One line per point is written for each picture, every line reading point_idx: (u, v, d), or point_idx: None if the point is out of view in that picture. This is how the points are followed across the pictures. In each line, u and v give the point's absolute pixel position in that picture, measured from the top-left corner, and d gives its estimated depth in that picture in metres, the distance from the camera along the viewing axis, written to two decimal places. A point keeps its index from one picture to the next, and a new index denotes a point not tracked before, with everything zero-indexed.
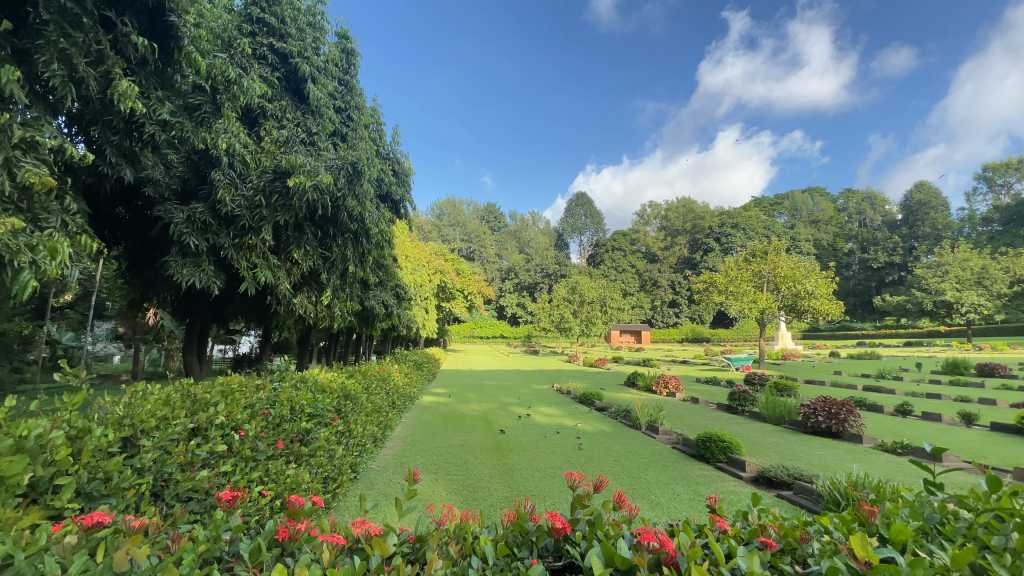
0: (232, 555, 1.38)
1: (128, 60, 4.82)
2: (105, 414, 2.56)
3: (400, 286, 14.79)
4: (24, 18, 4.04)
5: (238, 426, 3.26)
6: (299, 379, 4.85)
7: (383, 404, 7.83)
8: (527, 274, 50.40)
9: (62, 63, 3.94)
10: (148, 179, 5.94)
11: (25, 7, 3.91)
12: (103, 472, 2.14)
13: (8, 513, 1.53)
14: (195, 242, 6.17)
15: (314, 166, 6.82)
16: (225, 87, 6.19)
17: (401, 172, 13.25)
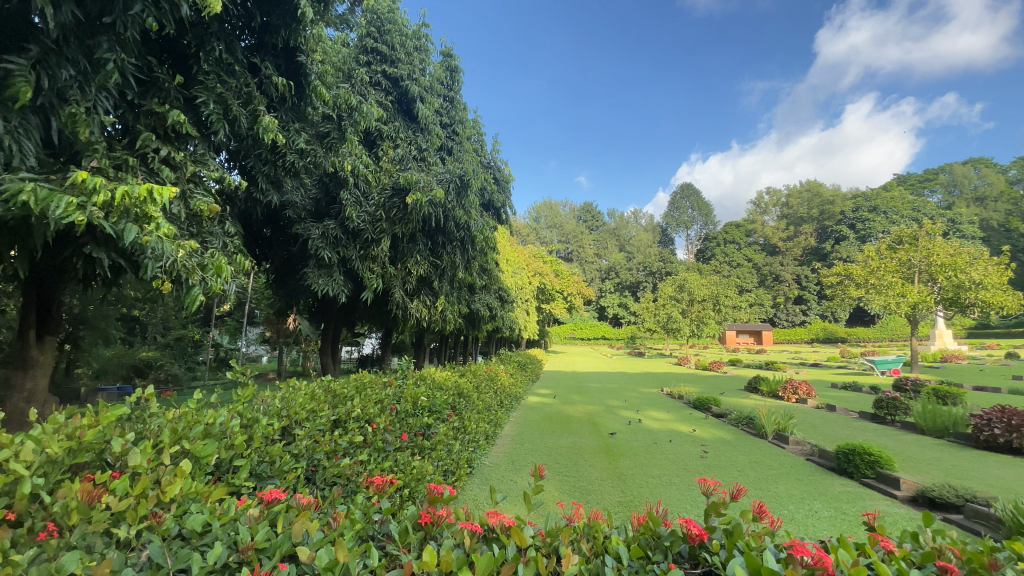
0: (382, 534, 1.51)
1: (271, 99, 5.61)
2: (268, 406, 2.98)
3: (503, 289, 15.21)
4: (188, 71, 4.82)
5: (371, 419, 3.60)
6: (419, 377, 5.22)
7: (493, 403, 8.10)
8: (629, 273, 48.92)
9: (217, 103, 4.64)
10: (289, 202, 6.77)
11: (190, 60, 4.65)
12: (268, 457, 2.48)
13: (204, 489, 1.82)
14: (328, 255, 6.89)
15: (426, 182, 7.34)
16: (348, 114, 6.89)
17: (502, 179, 13.68)
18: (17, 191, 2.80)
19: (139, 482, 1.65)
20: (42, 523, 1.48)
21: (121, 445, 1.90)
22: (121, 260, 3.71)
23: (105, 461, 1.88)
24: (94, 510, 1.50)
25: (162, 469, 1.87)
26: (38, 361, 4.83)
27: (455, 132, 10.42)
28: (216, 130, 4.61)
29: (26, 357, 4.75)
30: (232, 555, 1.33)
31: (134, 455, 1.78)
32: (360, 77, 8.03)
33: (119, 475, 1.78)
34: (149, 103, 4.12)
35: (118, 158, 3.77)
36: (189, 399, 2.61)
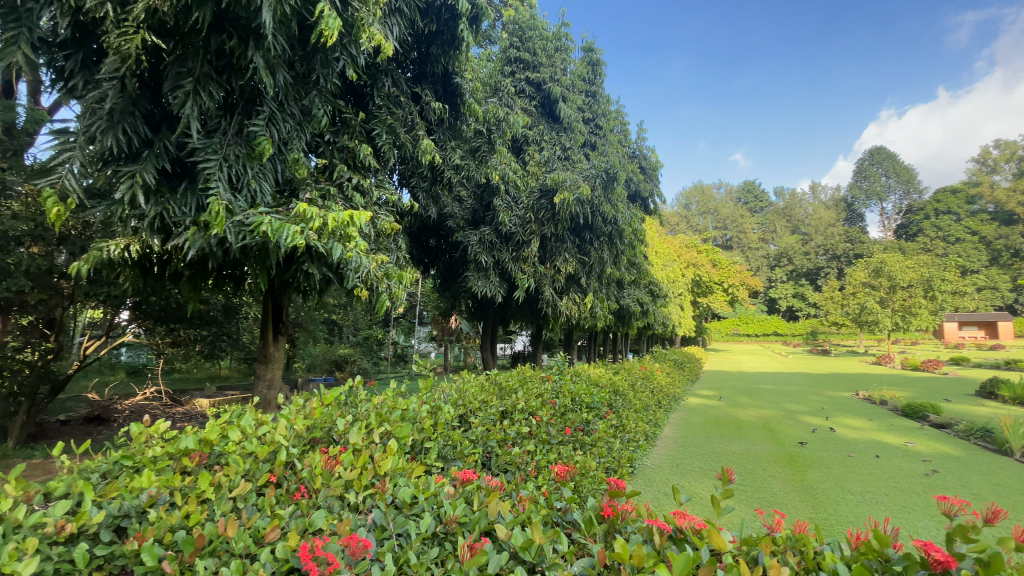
0: (567, 522, 1.57)
1: (429, 122, 6.26)
2: (446, 395, 3.30)
3: (654, 283, 14.61)
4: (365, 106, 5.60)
5: (534, 412, 3.75)
6: (575, 373, 5.29)
7: (651, 402, 7.83)
8: (802, 259, 42.95)
9: (389, 133, 5.36)
10: (449, 213, 7.37)
11: (365, 96, 5.41)
12: (452, 442, 2.74)
13: (407, 464, 2.09)
14: (485, 259, 7.37)
15: (573, 180, 7.45)
16: (497, 126, 7.33)
17: (648, 168, 13.16)
18: (259, 223, 3.54)
19: (361, 456, 1.97)
20: (296, 485, 1.85)
21: (343, 426, 2.28)
22: (330, 272, 4.47)
23: (331, 438, 2.27)
24: (334, 476, 1.83)
25: (374, 446, 2.20)
26: (273, 357, 6.05)
27: (598, 127, 10.36)
28: (389, 155, 5.32)
29: (266, 353, 6.00)
30: (438, 525, 1.51)
31: (354, 434, 2.12)
32: (506, 89, 8.45)
33: (344, 449, 2.14)
34: (341, 139, 4.90)
35: (324, 189, 4.54)
36: (385, 388, 3.03)
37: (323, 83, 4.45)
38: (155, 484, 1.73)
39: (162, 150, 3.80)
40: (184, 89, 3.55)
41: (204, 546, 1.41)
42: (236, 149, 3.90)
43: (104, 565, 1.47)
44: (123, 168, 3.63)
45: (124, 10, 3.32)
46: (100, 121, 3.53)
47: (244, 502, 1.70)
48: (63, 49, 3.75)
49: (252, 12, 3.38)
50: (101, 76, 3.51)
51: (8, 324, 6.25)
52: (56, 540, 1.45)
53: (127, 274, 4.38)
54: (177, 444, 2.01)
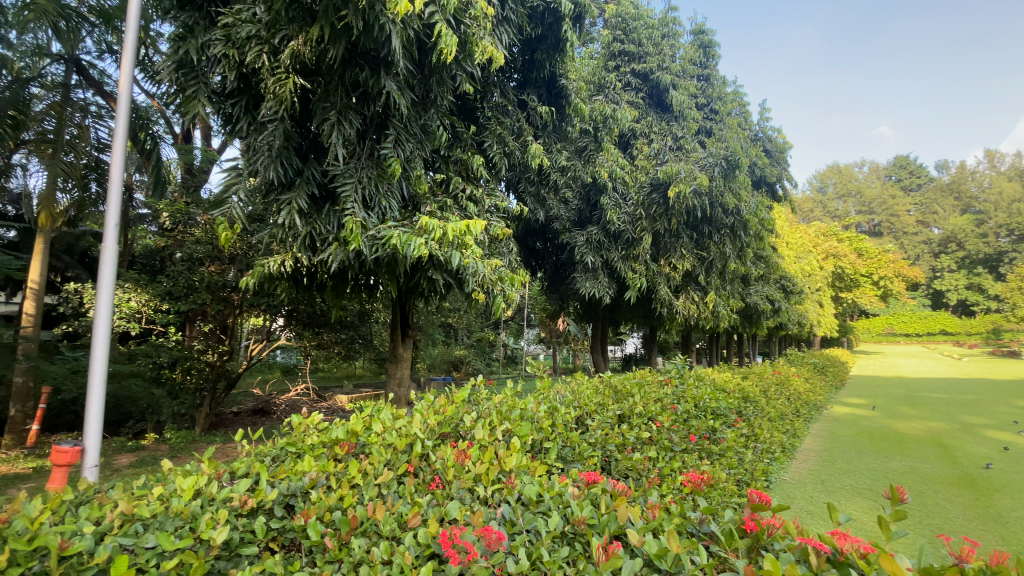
0: (702, 533, 1.48)
1: (536, 127, 6.38)
2: (562, 397, 3.30)
3: (784, 278, 13.22)
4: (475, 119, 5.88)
5: (654, 417, 3.58)
6: (697, 377, 4.97)
7: (786, 409, 7.09)
8: (977, 243, 35.88)
9: (498, 142, 5.57)
10: (555, 216, 7.41)
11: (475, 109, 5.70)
12: (571, 444, 2.72)
13: (531, 463, 2.11)
14: (593, 259, 7.27)
15: (688, 171, 7.05)
16: (603, 123, 7.25)
17: (773, 151, 11.98)
18: (390, 237, 3.89)
19: (487, 452, 2.05)
20: (430, 476, 1.98)
21: (469, 422, 2.40)
22: (449, 278, 4.74)
23: (459, 433, 2.40)
24: (464, 471, 1.93)
25: (498, 442, 2.28)
26: (401, 357, 6.58)
27: (712, 112, 9.72)
28: (499, 163, 5.52)
29: (395, 354, 6.56)
30: (567, 525, 1.52)
31: (479, 430, 2.22)
32: (611, 84, 8.30)
33: (471, 445, 2.24)
34: (455, 152, 5.20)
35: (441, 202, 4.84)
36: (504, 387, 3.11)
37: (440, 101, 4.77)
38: (314, 469, 1.97)
39: (309, 178, 4.36)
40: (327, 121, 4.05)
41: (357, 527, 1.58)
42: (369, 171, 4.33)
43: (278, 537, 1.71)
44: (280, 196, 4.22)
45: (277, 58, 3.87)
46: (260, 157, 4.14)
47: (387, 489, 1.87)
48: (231, 97, 4.46)
49: (380, 44, 3.74)
50: (262, 118, 4.13)
51: (194, 331, 7.50)
52: (240, 513, 1.72)
53: (284, 286, 5.07)
54: (329, 434, 2.27)
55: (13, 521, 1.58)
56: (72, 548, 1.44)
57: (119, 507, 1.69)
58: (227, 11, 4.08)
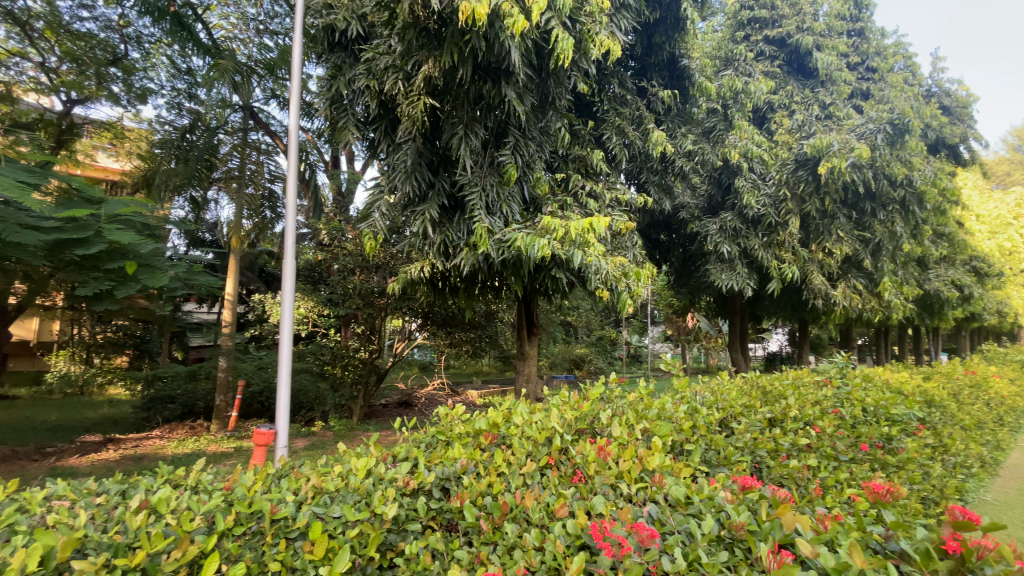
0: (888, 551, 1.31)
1: (658, 114, 6.15)
2: (704, 397, 3.11)
3: (975, 258, 10.95)
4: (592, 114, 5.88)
5: (813, 422, 3.20)
6: (863, 378, 4.35)
7: (985, 417, 5.86)
8: None
9: (619, 134, 5.46)
10: (682, 204, 7.02)
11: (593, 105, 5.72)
12: (715, 448, 2.54)
13: (674, 463, 2.02)
14: (729, 248, 6.72)
15: (842, 142, 6.22)
16: (733, 100, 6.84)
17: (953, 108, 10.02)
18: (515, 240, 4.03)
19: (628, 450, 2.01)
20: (572, 469, 2.02)
21: (606, 419, 2.39)
22: (573, 277, 4.75)
23: (596, 430, 2.39)
24: (607, 467, 1.92)
25: (638, 441, 2.23)
26: (529, 355, 6.77)
27: (868, 71, 8.44)
28: (621, 156, 5.41)
29: (524, 352, 6.77)
30: (723, 529, 1.44)
31: (618, 427, 2.19)
32: (740, 56, 7.65)
33: (610, 442, 2.22)
34: (575, 149, 5.23)
35: (562, 201, 4.88)
36: (639, 384, 3.04)
37: (558, 102, 4.84)
38: (463, 457, 2.12)
39: (441, 189, 4.71)
40: (455, 135, 4.34)
41: (508, 513, 1.68)
42: (492, 179, 4.54)
43: (437, 516, 1.88)
44: (416, 208, 4.62)
45: (410, 83, 4.24)
46: (398, 174, 4.59)
47: (531, 480, 1.95)
48: (373, 123, 4.99)
49: (500, 57, 3.92)
50: (399, 139, 4.57)
51: (350, 332, 8.53)
52: (404, 492, 1.92)
53: (422, 290, 5.54)
54: (473, 424, 2.43)
55: (236, 488, 1.94)
56: (280, 512, 1.73)
57: (311, 482, 1.99)
58: (368, 47, 4.59)
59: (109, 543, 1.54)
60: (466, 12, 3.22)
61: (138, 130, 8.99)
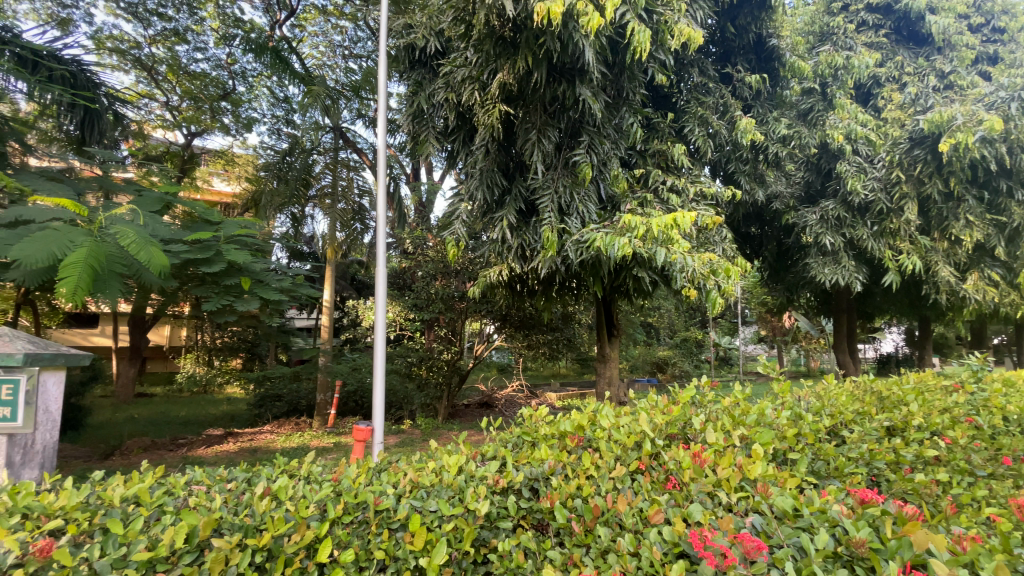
0: None
1: (745, 99, 5.83)
2: (808, 403, 2.87)
3: None
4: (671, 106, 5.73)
5: (943, 433, 2.83)
6: (1004, 383, 3.78)
7: None
8: None
9: (702, 125, 5.22)
10: (775, 194, 6.53)
11: (673, 97, 5.56)
12: (823, 458, 2.33)
13: (778, 472, 1.89)
14: (832, 240, 6.13)
15: (968, 113, 5.47)
16: (831, 77, 6.29)
17: None
18: (594, 241, 3.98)
19: (725, 457, 1.91)
20: (664, 475, 1.96)
21: (699, 423, 2.29)
22: (656, 276, 4.59)
23: (688, 436, 2.29)
24: (703, 474, 1.84)
25: (736, 448, 2.11)
26: (611, 357, 6.65)
27: (995, 32, 7.38)
28: (705, 148, 5.16)
29: (606, 353, 6.66)
30: (840, 546, 1.33)
31: (712, 433, 2.09)
32: (839, 29, 7.00)
33: (704, 449, 2.12)
34: (654, 144, 5.08)
35: (642, 198, 4.75)
36: (734, 388, 2.87)
37: (632, 97, 4.76)
38: (551, 458, 2.13)
39: (516, 194, 4.76)
40: (530, 139, 4.38)
41: (600, 516, 1.67)
42: (567, 180, 4.52)
43: (528, 516, 1.90)
44: (493, 213, 4.72)
45: (486, 92, 4.34)
46: (475, 181, 4.71)
47: (622, 484, 1.92)
48: (451, 134, 5.17)
49: (574, 57, 3.92)
50: (475, 147, 4.69)
51: (434, 335, 8.88)
52: (495, 490, 1.96)
53: (501, 292, 5.64)
54: (559, 426, 2.43)
55: (342, 479, 2.10)
56: (383, 503, 1.85)
57: (408, 477, 2.09)
58: (446, 62, 4.75)
59: (240, 524, 1.73)
60: (541, 14, 3.27)
61: (246, 156, 10.02)
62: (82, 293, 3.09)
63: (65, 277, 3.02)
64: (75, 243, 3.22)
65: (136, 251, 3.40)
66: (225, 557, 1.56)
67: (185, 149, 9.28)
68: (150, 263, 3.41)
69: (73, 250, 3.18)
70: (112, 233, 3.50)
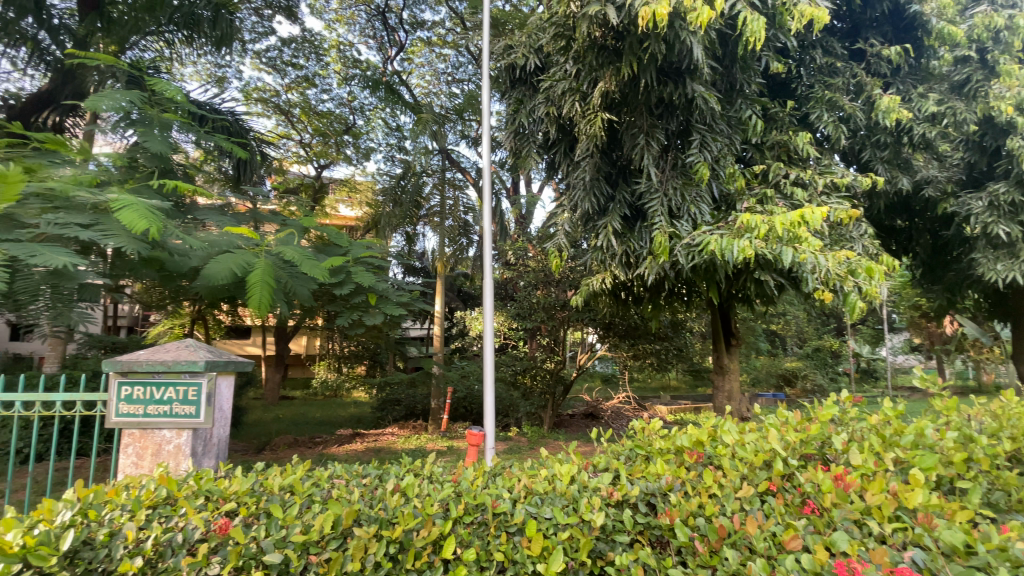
0: None
1: (883, 76, 5.25)
2: (981, 423, 2.43)
3: None
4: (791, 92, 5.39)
5: None
6: None
7: None
8: None
9: (830, 111, 4.72)
10: (926, 180, 5.66)
11: (793, 84, 5.19)
12: (1006, 489, 1.95)
13: (946, 503, 1.62)
14: (1007, 229, 5.14)
15: None
16: (995, 38, 5.35)
17: None
18: (707, 244, 3.77)
19: (874, 482, 1.69)
20: (800, 498, 1.79)
21: (841, 442, 2.05)
22: (780, 279, 4.21)
23: (827, 457, 2.06)
24: (847, 500, 1.65)
25: (888, 473, 1.85)
26: (728, 368, 6.22)
27: None
28: (834, 136, 4.65)
29: (722, 364, 6.25)
30: None
31: (857, 454, 1.86)
32: None
33: (846, 471, 1.89)
34: (771, 137, 4.70)
35: (760, 195, 4.43)
36: (881, 404, 2.52)
37: (747, 88, 4.52)
38: (668, 473, 2.04)
39: (621, 201, 4.68)
40: (639, 144, 4.30)
41: (726, 537, 1.58)
42: (676, 182, 4.34)
43: (646, 531, 1.85)
44: (598, 222, 4.67)
45: (587, 102, 4.35)
46: (579, 191, 4.71)
47: (749, 506, 1.79)
48: (552, 146, 5.25)
49: (681, 55, 3.79)
50: (578, 158, 4.70)
51: (536, 343, 8.98)
52: (609, 502, 1.93)
53: (607, 301, 5.56)
54: (675, 440, 2.32)
55: (461, 481, 2.22)
56: (500, 507, 1.91)
57: (521, 484, 2.13)
58: (545, 76, 4.84)
59: (375, 516, 1.89)
60: (646, 17, 3.20)
61: (366, 183, 11.07)
62: (265, 307, 3.93)
63: (252, 294, 3.81)
64: (250, 264, 3.96)
65: (298, 265, 4.18)
66: (364, 546, 1.73)
67: (316, 180, 10.51)
68: (311, 274, 4.20)
69: (250, 269, 3.94)
70: (273, 253, 4.19)
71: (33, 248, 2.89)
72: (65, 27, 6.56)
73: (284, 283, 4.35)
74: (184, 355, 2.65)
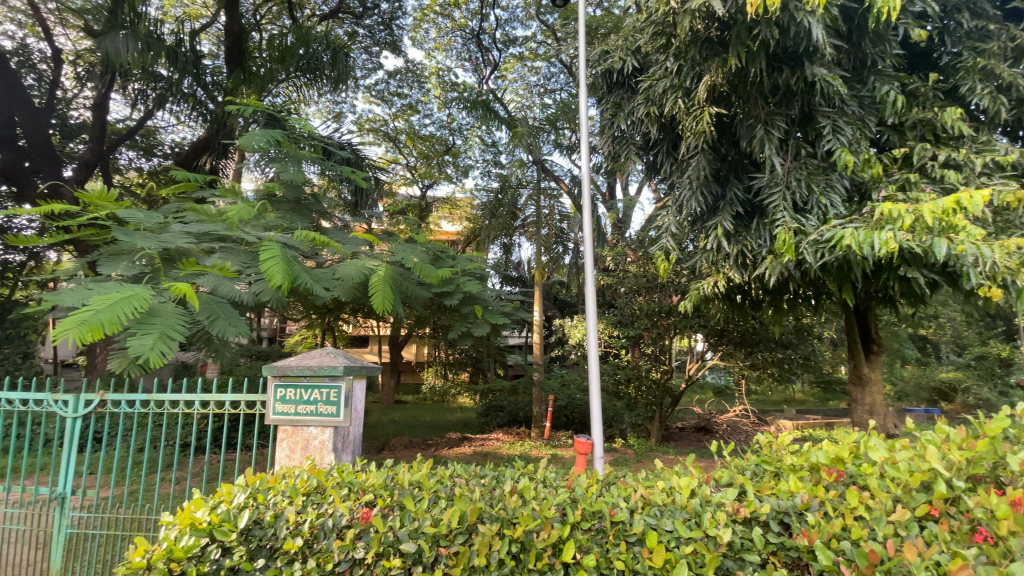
0: None
1: None
2: None
3: None
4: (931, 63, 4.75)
5: None
6: None
7: None
8: None
9: (986, 80, 4.05)
10: None
11: (933, 55, 4.58)
12: None
13: None
14: None
15: None
16: None
17: None
18: (840, 238, 3.40)
19: None
20: (969, 525, 1.56)
21: (1020, 463, 1.74)
22: (934, 275, 3.67)
23: (1003, 480, 1.76)
24: None
25: None
26: (870, 378, 5.49)
27: None
28: (994, 108, 3.97)
29: (861, 375, 5.55)
30: None
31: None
32: None
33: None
34: (909, 115, 4.16)
35: (901, 180, 3.93)
36: None
37: (880, 64, 4.09)
38: (803, 491, 1.87)
39: (733, 198, 4.40)
40: (755, 136, 4.02)
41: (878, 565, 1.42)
42: (798, 172, 4.00)
43: (779, 552, 1.72)
44: (708, 222, 4.43)
45: (692, 98, 4.18)
46: (686, 191, 4.51)
47: (906, 532, 1.59)
48: (653, 147, 5.10)
49: (800, 37, 3.52)
50: (684, 156, 4.51)
51: (640, 352, 8.62)
52: (736, 519, 1.82)
53: (719, 305, 5.24)
54: (809, 456, 2.13)
55: (575, 487, 2.24)
56: (618, 516, 1.89)
57: (637, 494, 2.09)
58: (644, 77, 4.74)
59: (496, 515, 1.98)
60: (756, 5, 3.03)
61: (466, 199, 11.62)
62: (388, 302, 4.26)
63: (376, 292, 4.21)
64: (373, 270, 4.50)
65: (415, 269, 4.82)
66: (488, 542, 1.84)
67: (421, 199, 11.25)
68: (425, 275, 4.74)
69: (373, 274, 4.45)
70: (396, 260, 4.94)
71: (211, 307, 3.33)
72: (216, 83, 7.70)
73: (400, 287, 4.92)
74: (325, 361, 3.01)
